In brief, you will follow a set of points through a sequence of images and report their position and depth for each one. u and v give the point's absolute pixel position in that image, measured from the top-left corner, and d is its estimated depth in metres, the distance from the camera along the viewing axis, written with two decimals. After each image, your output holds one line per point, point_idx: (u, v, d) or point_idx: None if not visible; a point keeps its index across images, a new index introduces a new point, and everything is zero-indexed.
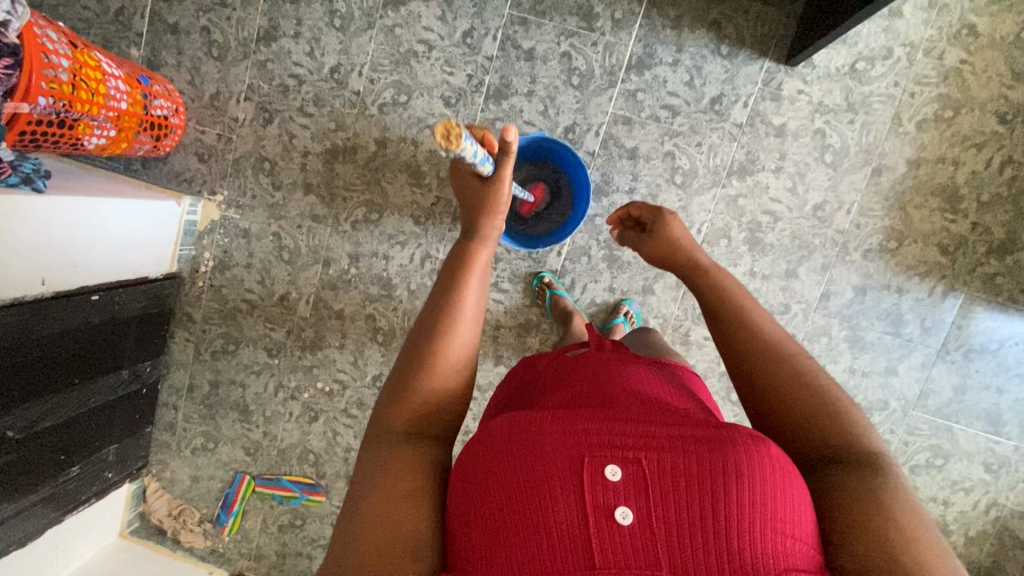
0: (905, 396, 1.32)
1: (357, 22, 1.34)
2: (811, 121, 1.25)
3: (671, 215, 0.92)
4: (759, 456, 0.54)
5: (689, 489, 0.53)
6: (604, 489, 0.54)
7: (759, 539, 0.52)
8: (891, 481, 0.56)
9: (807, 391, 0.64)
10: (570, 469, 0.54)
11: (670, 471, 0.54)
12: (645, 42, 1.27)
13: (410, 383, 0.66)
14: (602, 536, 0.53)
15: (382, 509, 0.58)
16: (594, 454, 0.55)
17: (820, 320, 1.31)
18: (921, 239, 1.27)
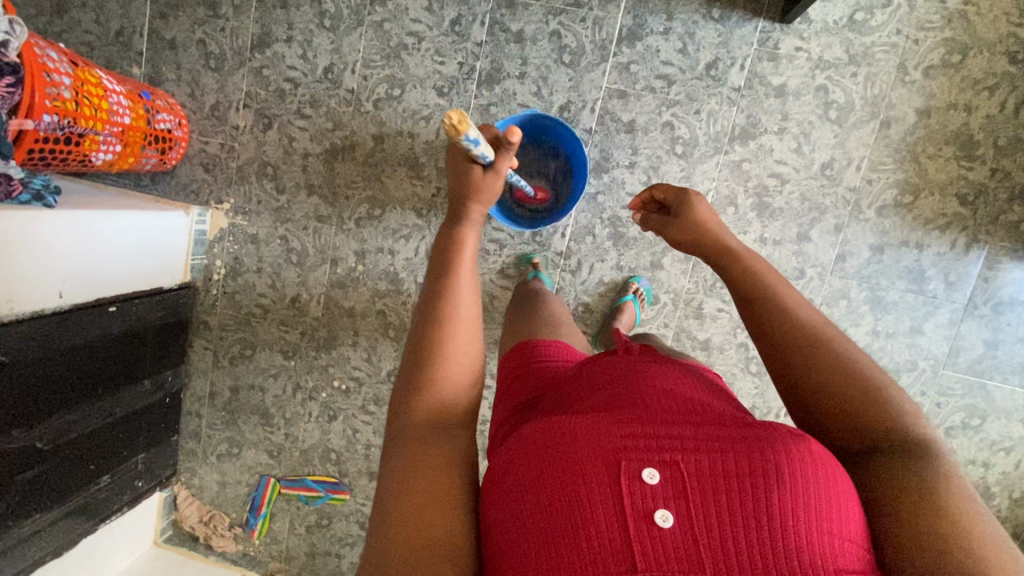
0: (934, 355, 1.27)
1: (346, 21, 1.35)
2: (811, 78, 1.22)
3: (696, 197, 0.85)
4: (800, 454, 0.52)
5: (732, 490, 0.50)
6: (643, 494, 0.51)
7: (807, 542, 0.49)
8: (943, 472, 0.53)
9: (852, 381, 0.60)
10: (606, 474, 0.52)
11: (711, 473, 0.51)
12: (634, 12, 1.25)
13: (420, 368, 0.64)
14: (642, 540, 0.49)
15: (411, 505, 0.56)
16: (631, 459, 0.52)
17: (838, 283, 1.27)
18: (938, 190, 1.22)
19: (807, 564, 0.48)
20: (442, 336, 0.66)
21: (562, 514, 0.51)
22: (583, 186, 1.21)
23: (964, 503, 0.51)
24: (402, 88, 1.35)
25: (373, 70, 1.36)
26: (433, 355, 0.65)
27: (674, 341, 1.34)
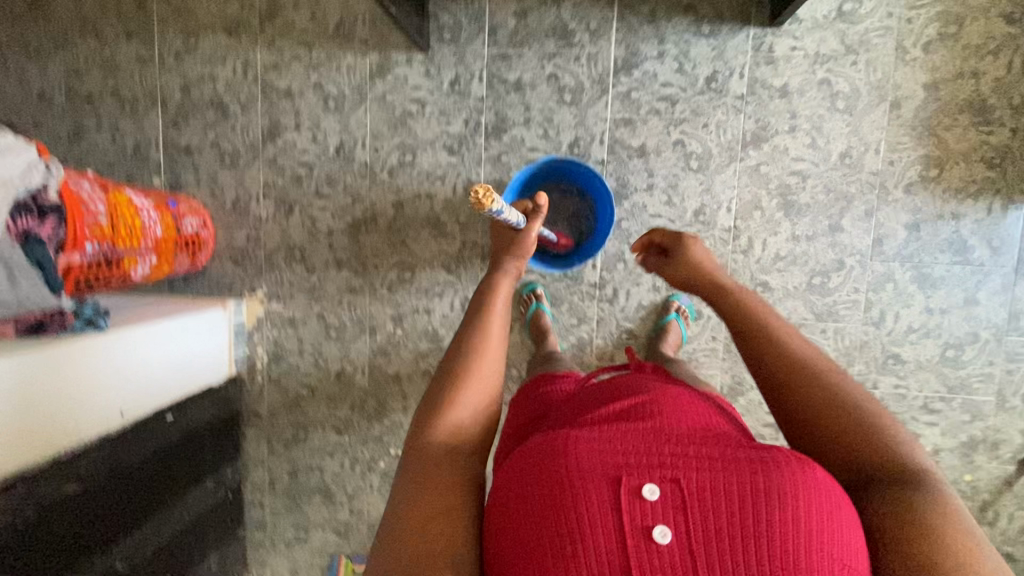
0: (993, 323, 1.24)
1: (350, 100, 1.40)
2: (812, 74, 1.23)
3: (691, 243, 0.98)
4: (802, 475, 0.56)
5: (728, 505, 0.54)
6: (642, 506, 0.54)
7: (803, 554, 0.52)
8: (933, 490, 0.58)
9: (837, 406, 0.67)
10: (610, 490, 0.55)
11: (708, 489, 0.55)
12: (626, 43, 1.28)
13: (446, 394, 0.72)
14: (641, 554, 0.52)
15: (422, 515, 0.62)
16: (634, 476, 0.56)
17: (880, 267, 1.25)
18: (962, 159, 1.21)
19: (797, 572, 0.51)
20: (469, 369, 0.74)
21: (571, 532, 0.54)
22: (609, 223, 1.26)
23: (956, 520, 0.55)
24: (413, 153, 1.39)
25: (382, 141, 1.40)
26: (457, 381, 0.73)
27: (725, 353, 1.32)
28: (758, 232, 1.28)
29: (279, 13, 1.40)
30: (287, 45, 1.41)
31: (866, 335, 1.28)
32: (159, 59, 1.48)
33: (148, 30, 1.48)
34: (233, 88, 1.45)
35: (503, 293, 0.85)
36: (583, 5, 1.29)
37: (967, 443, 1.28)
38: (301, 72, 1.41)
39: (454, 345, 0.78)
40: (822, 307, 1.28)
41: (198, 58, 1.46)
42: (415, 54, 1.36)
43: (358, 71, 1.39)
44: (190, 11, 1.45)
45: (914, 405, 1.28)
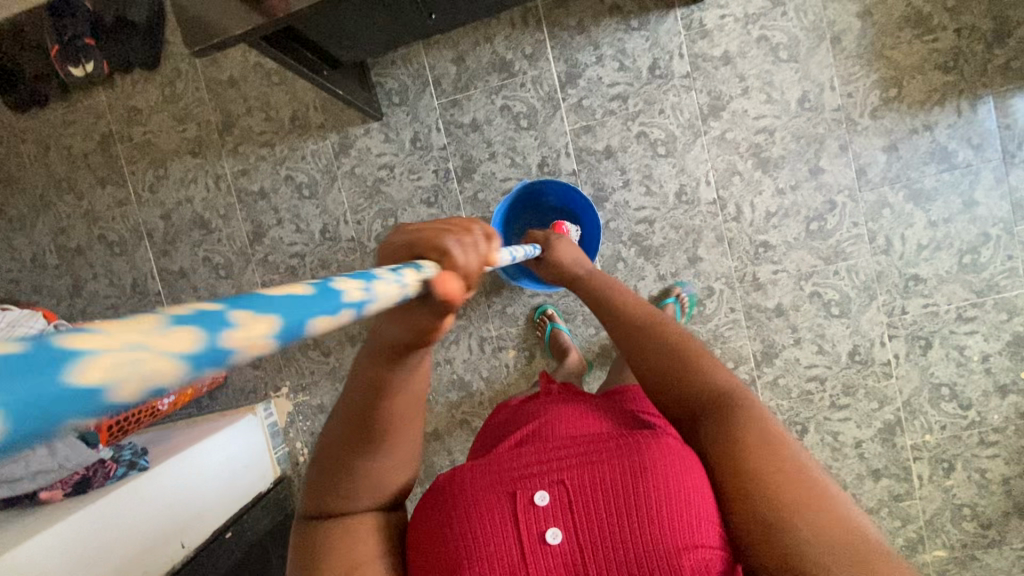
0: (1000, 218, 1.23)
1: (322, 183, 1.44)
2: (748, 35, 1.26)
3: (558, 239, 1.01)
4: (671, 446, 0.60)
5: (613, 492, 0.59)
6: (535, 514, 0.59)
7: (673, 522, 0.56)
8: (745, 412, 0.57)
9: (661, 349, 0.66)
10: (501, 504, 0.60)
11: (591, 484, 0.59)
12: (564, 57, 1.32)
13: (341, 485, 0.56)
14: (536, 555, 0.58)
15: None
16: (524, 485, 0.61)
17: (872, 196, 1.25)
18: (916, 71, 1.22)
19: (671, 546, 0.56)
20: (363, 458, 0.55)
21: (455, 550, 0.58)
22: (599, 229, 1.26)
23: (768, 433, 0.54)
24: (394, 215, 1.42)
25: (362, 212, 1.43)
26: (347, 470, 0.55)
27: (748, 320, 1.31)
28: (744, 196, 1.29)
29: (235, 122, 1.46)
30: (250, 149, 1.46)
31: (879, 264, 1.27)
32: (136, 196, 1.53)
33: (119, 173, 1.54)
34: (210, 203, 1.50)
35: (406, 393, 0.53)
36: (514, 34, 1.33)
37: (1014, 341, 1.25)
38: (269, 171, 1.46)
39: (338, 416, 0.55)
40: (828, 250, 1.27)
41: (171, 185, 1.51)
42: (370, 124, 1.40)
43: (322, 155, 1.43)
44: (153, 145, 1.51)
45: (949, 318, 1.26)
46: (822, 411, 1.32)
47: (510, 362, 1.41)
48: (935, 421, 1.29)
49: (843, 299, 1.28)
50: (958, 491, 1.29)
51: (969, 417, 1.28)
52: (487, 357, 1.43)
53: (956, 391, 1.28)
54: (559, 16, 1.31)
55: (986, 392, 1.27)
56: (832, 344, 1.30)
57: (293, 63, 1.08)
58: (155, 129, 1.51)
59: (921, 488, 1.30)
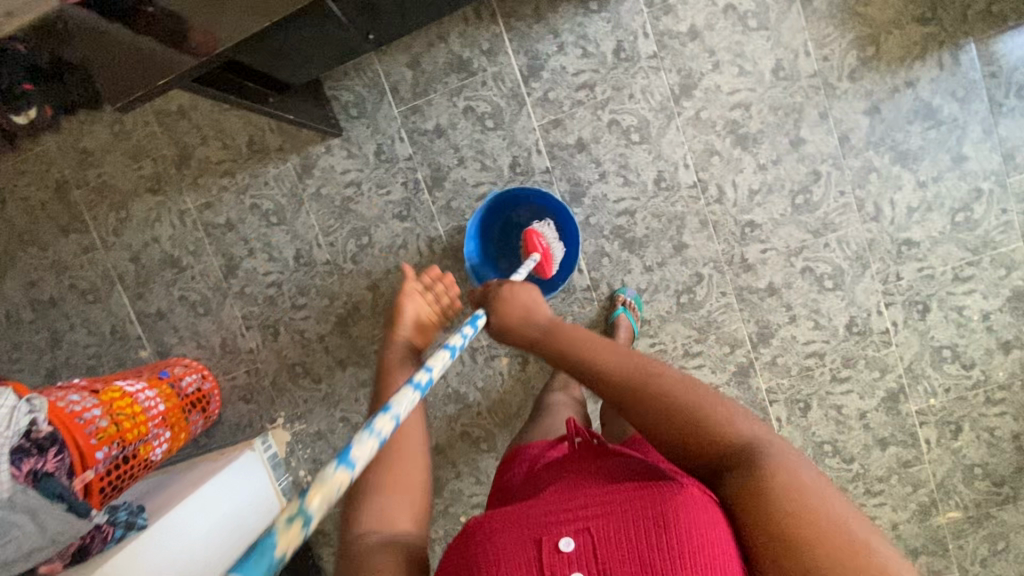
0: (991, 171, 1.18)
1: (289, 207, 1.39)
2: (714, 5, 1.19)
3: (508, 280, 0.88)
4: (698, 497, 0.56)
5: (638, 543, 0.55)
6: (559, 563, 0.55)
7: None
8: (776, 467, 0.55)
9: (672, 405, 0.63)
10: (525, 554, 0.56)
11: (618, 534, 0.55)
12: (524, 49, 1.25)
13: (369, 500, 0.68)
14: None
15: None
16: (551, 533, 0.57)
17: (857, 162, 1.21)
18: (893, 26, 1.17)
19: None
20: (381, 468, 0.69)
21: None
22: (576, 228, 1.21)
23: (806, 488, 0.53)
24: (367, 233, 1.37)
25: (334, 233, 1.38)
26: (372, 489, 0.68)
27: (741, 303, 1.28)
28: (725, 176, 1.24)
29: (191, 154, 1.40)
30: (211, 181, 1.40)
31: (871, 232, 1.23)
32: (101, 241, 1.48)
33: (80, 219, 1.48)
34: (178, 240, 1.45)
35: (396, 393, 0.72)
36: (469, 31, 1.26)
37: (1013, 296, 1.22)
38: (233, 200, 1.40)
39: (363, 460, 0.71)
40: (816, 223, 1.23)
41: (135, 226, 1.46)
42: (331, 141, 1.34)
43: (286, 178, 1.38)
44: (110, 186, 1.45)
45: (945, 280, 1.23)
46: (824, 385, 1.29)
47: (504, 369, 1.38)
48: (939, 384, 1.27)
49: (836, 272, 1.25)
50: (967, 451, 1.29)
51: (972, 377, 1.26)
52: (480, 366, 1.40)
53: (958, 352, 1.26)
54: (514, 6, 1.24)
55: (988, 351, 1.25)
56: (829, 318, 1.27)
57: (232, 96, 1.04)
58: (110, 170, 1.45)
59: (930, 451, 1.29)
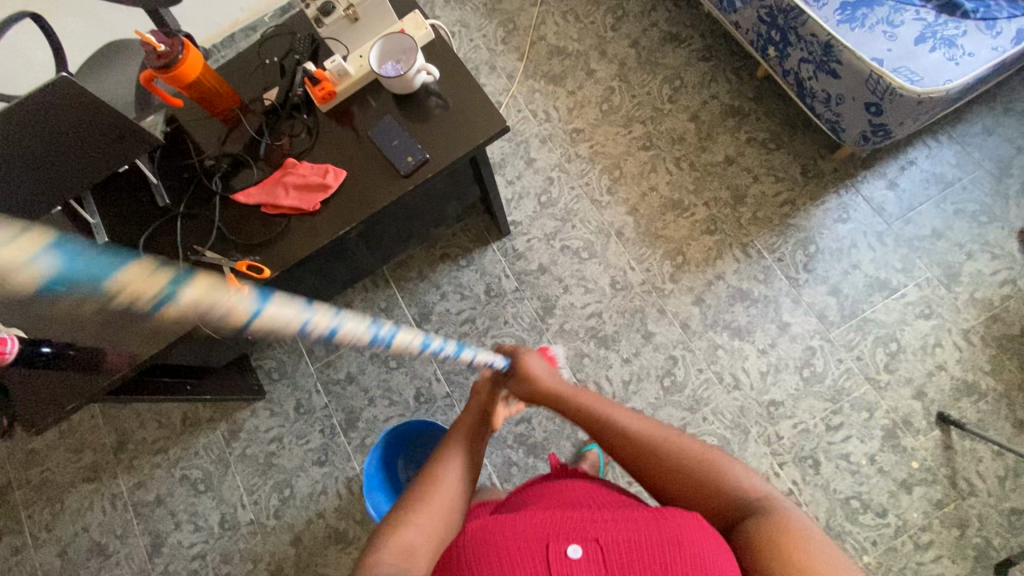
0: (812, 330, 1.39)
1: (217, 472, 1.47)
2: (554, 247, 1.53)
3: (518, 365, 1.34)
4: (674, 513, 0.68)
5: (634, 529, 0.66)
6: (564, 563, 0.63)
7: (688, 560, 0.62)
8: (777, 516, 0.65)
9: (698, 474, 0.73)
10: (533, 548, 0.65)
11: (614, 528, 0.67)
12: (414, 301, 1.53)
13: (427, 470, 0.80)
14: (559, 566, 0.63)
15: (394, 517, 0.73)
16: (557, 539, 0.65)
17: (703, 343, 1.41)
18: (690, 239, 1.49)
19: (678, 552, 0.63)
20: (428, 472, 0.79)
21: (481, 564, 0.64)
22: None
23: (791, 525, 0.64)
24: (289, 485, 1.44)
25: (258, 491, 1.44)
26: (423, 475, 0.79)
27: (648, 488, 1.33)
28: (598, 373, 1.42)
29: (129, 438, 1.53)
30: (145, 460, 1.51)
31: (737, 399, 1.36)
32: (29, 541, 1.50)
33: (14, 521, 1.52)
34: (107, 526, 1.47)
35: (462, 436, 0.85)
36: (369, 296, 1.56)
37: (887, 434, 1.31)
38: (165, 475, 1.49)
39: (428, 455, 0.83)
40: (688, 400, 1.38)
41: (66, 518, 1.50)
42: (257, 403, 1.51)
43: (214, 445, 1.49)
44: (49, 482, 1.53)
45: (820, 431, 1.33)
46: None
47: None
48: (865, 538, 1.25)
49: (722, 442, 1.34)
50: None
51: (891, 524, 1.25)
52: None
53: (866, 501, 1.28)
54: (401, 272, 1.56)
55: (892, 493, 1.27)
56: None
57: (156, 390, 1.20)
58: (52, 465, 1.54)
59: None
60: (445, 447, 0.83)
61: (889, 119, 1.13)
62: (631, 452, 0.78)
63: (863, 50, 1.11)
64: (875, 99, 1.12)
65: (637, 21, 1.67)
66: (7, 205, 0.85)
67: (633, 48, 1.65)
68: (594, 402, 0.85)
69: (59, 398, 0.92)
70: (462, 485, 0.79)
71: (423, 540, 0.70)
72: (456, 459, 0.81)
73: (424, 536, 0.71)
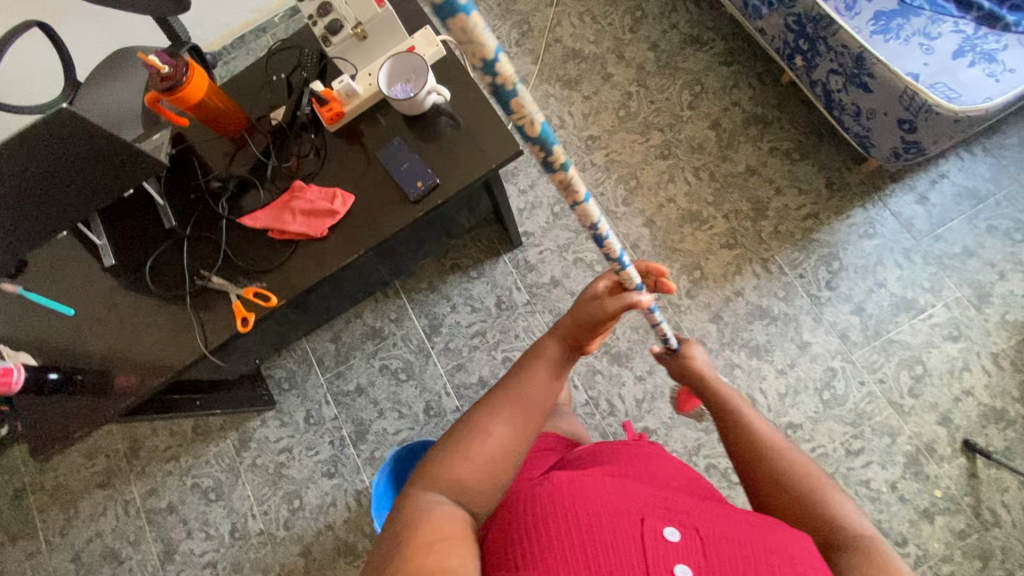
0: (834, 350, 1.34)
1: (227, 481, 1.48)
2: (567, 259, 1.49)
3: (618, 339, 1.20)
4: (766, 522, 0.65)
5: (731, 530, 0.62)
6: (659, 542, 0.58)
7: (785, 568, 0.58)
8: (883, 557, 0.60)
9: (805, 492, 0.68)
10: (626, 520, 0.60)
11: (707, 522, 0.63)
12: (424, 313, 1.51)
13: (510, 381, 0.73)
14: (652, 545, 0.58)
15: (468, 420, 0.68)
16: (652, 519, 0.61)
17: (719, 362, 1.37)
18: (708, 253, 1.44)
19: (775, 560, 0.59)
20: (515, 384, 0.73)
21: (566, 522, 0.59)
22: None
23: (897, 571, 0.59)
24: (299, 496, 1.44)
25: (268, 501, 1.45)
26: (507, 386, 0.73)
27: None
28: (611, 390, 1.39)
29: (141, 446, 1.54)
30: (157, 467, 1.52)
31: None
32: (45, 544, 1.52)
33: (31, 524, 1.54)
34: (120, 531, 1.49)
35: (556, 348, 0.77)
36: (378, 306, 1.54)
37: (909, 461, 1.27)
38: (177, 483, 1.50)
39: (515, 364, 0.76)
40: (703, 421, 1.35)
41: (80, 523, 1.52)
42: (266, 413, 1.50)
43: (224, 455, 1.50)
44: (64, 486, 1.55)
45: (840, 456, 1.29)
46: None
47: None
48: None
49: None
50: None
51: (911, 553, 1.22)
52: None
53: (885, 529, 1.24)
54: (411, 283, 1.54)
55: (913, 522, 1.23)
56: None
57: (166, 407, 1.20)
58: (66, 470, 1.56)
59: None
60: (535, 357, 0.76)
61: (923, 137, 1.07)
62: (746, 449, 0.74)
63: (896, 63, 1.05)
64: (908, 116, 1.06)
65: (657, 22, 1.61)
66: (15, 231, 0.85)
67: (651, 52, 1.59)
68: (731, 395, 0.81)
69: (64, 425, 0.90)
70: (545, 407, 0.72)
71: (495, 457, 0.65)
72: (546, 378, 0.74)
73: (498, 453, 0.65)
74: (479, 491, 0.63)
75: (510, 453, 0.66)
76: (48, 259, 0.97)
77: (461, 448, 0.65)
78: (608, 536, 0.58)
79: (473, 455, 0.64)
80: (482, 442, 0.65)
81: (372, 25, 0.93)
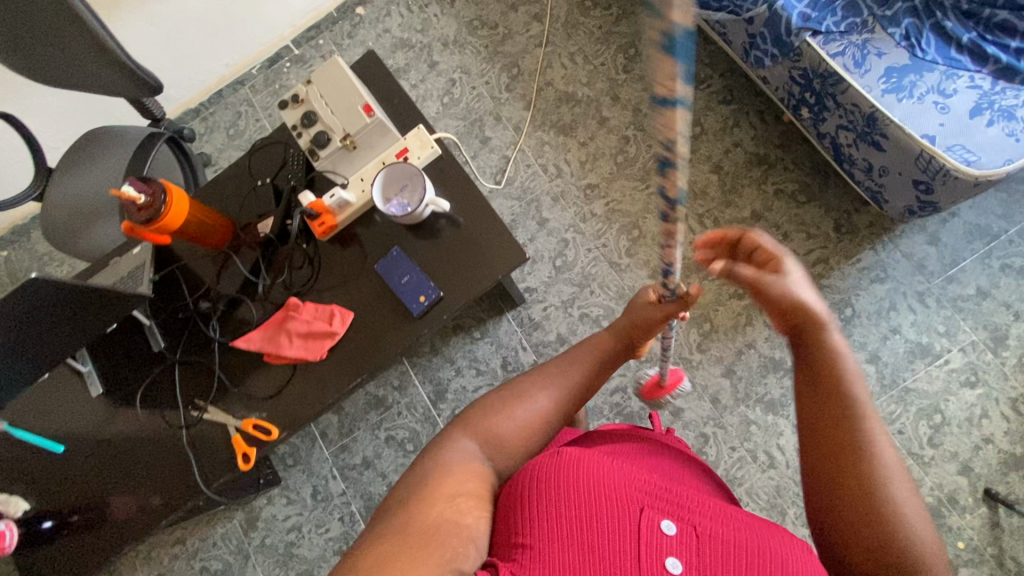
0: None
1: (236, 564, 1.44)
2: (572, 316, 1.45)
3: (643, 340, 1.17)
4: (772, 532, 0.63)
5: (733, 532, 0.62)
6: (657, 536, 0.60)
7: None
8: None
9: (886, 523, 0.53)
10: (628, 511, 0.61)
11: (711, 518, 0.63)
12: (428, 379, 1.47)
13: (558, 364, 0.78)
14: (648, 538, 0.59)
15: (509, 393, 0.73)
16: (655, 512, 0.62)
17: (735, 418, 1.35)
18: (717, 304, 1.40)
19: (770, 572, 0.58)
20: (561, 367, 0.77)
21: (566, 506, 0.61)
22: None
23: None
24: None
25: None
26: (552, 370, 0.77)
27: None
28: None
29: None
30: (163, 551, 1.48)
31: (773, 478, 1.30)
32: None
33: None
34: None
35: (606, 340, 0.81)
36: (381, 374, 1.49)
37: (932, 513, 1.24)
38: (184, 567, 1.46)
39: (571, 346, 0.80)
40: None
41: None
42: (272, 491, 1.46)
43: (232, 536, 1.46)
44: None
45: None
46: None
47: None
48: None
49: None
50: None
51: None
52: None
53: None
54: None
55: None
56: None
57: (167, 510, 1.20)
58: None
59: None
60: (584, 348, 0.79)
61: (939, 198, 1.03)
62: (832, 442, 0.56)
63: (911, 124, 1.00)
64: (925, 178, 1.01)
65: None
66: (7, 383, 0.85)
67: (647, 92, 1.53)
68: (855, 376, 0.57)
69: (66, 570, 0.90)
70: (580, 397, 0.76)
71: (522, 430, 0.70)
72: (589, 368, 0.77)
73: (525, 428, 0.71)
74: (500, 459, 0.69)
75: (536, 431, 0.71)
76: (35, 397, 0.95)
77: (494, 413, 0.71)
78: (611, 524, 0.60)
79: (505, 423, 0.70)
80: (516, 414, 0.71)
81: (360, 135, 0.92)
